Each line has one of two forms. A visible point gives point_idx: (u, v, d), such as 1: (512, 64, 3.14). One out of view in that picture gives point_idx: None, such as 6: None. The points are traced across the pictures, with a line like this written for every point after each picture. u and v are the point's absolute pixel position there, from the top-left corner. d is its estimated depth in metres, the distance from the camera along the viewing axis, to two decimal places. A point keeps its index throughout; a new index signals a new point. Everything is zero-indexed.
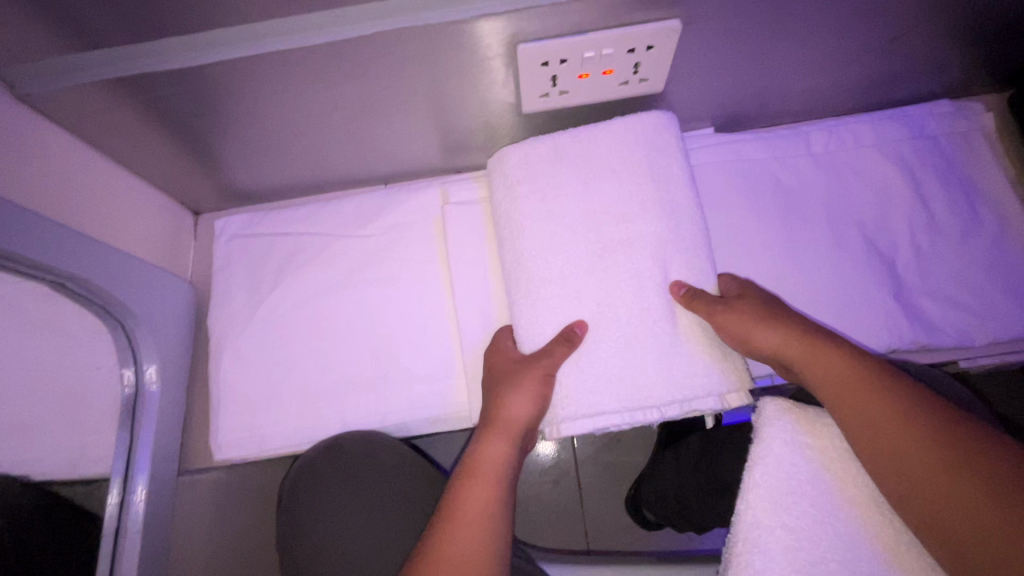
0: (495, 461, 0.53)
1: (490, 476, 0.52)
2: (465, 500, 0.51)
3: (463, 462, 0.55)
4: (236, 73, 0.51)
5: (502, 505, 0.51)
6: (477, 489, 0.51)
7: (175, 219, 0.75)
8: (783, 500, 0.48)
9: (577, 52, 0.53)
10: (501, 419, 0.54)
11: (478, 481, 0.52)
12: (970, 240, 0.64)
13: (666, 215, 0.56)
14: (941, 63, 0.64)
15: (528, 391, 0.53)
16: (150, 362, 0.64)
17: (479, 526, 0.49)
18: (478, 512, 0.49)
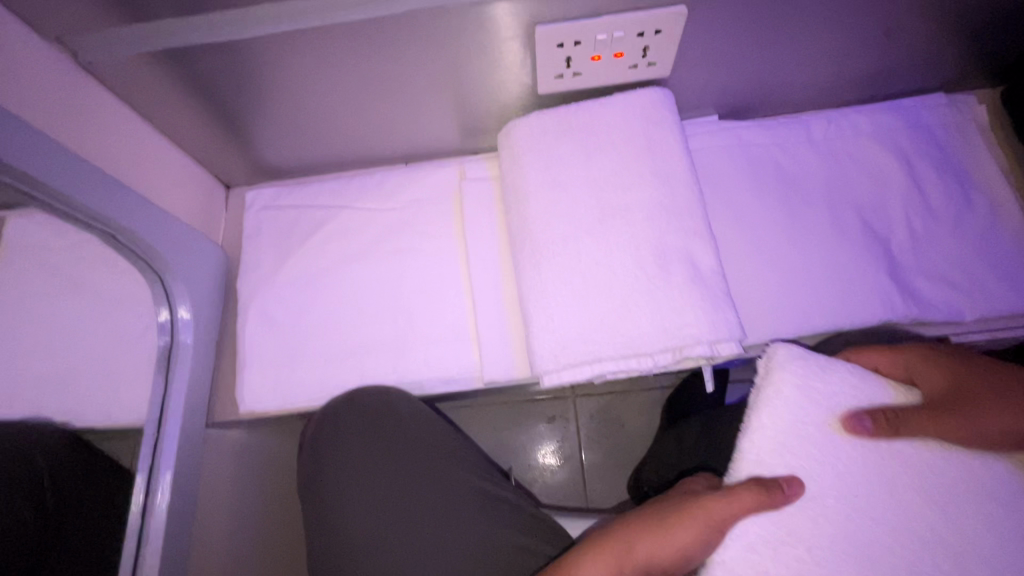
0: (631, 561, 0.51)
1: (616, 568, 0.51)
2: (583, 570, 0.51)
3: (603, 533, 0.54)
4: (275, 48, 0.56)
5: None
6: (599, 567, 0.51)
7: (209, 190, 0.80)
8: (782, 443, 0.51)
9: (591, 35, 0.57)
10: (631, 555, 0.52)
11: (607, 564, 0.51)
12: (963, 225, 0.67)
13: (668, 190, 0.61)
14: (935, 57, 0.67)
15: (685, 536, 0.50)
16: (185, 308, 0.70)
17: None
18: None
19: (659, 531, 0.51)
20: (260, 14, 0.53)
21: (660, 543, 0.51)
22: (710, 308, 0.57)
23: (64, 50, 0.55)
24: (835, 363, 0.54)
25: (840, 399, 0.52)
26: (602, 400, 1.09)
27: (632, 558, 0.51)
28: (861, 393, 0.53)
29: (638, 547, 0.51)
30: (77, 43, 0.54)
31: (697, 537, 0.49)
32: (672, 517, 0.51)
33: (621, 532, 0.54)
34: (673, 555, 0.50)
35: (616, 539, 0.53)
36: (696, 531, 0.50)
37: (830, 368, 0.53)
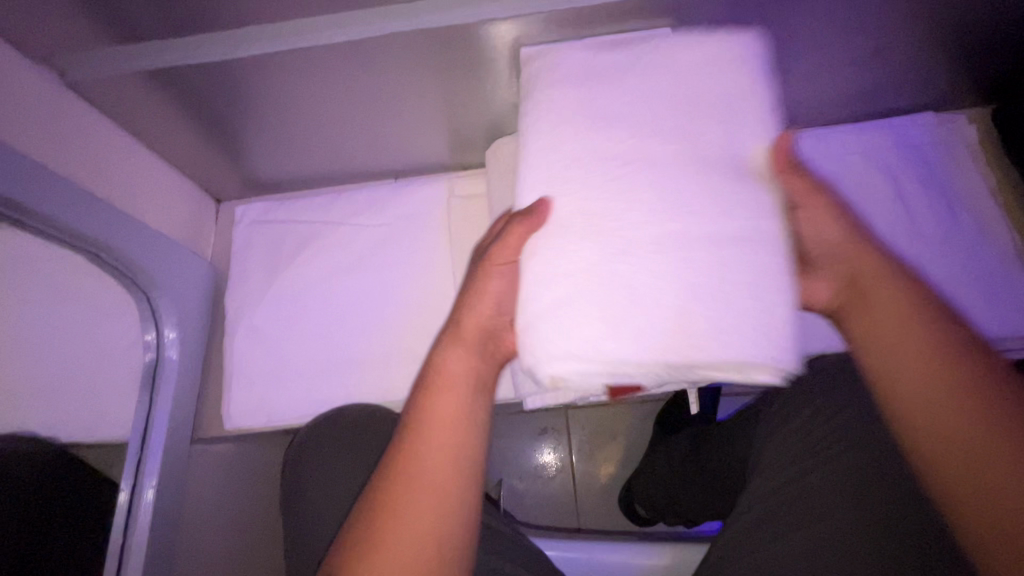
0: (475, 321, 0.52)
1: (470, 342, 0.51)
2: (445, 366, 0.50)
3: (452, 319, 0.55)
4: (261, 68, 0.57)
5: (479, 379, 0.50)
6: (457, 354, 0.50)
7: (199, 204, 0.80)
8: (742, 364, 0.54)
9: (576, 56, 0.57)
10: (461, 328, 0.51)
11: (463, 345, 0.51)
12: (949, 244, 0.67)
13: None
14: (924, 76, 0.67)
15: (491, 288, 0.52)
16: (171, 330, 0.69)
17: (457, 393, 0.48)
18: (455, 376, 0.49)
19: (477, 281, 0.53)
20: (246, 37, 0.53)
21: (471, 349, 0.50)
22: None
23: (51, 70, 0.55)
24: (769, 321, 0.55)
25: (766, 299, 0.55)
26: (594, 413, 1.09)
27: (451, 369, 0.49)
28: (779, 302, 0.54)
29: (449, 357, 0.50)
30: (64, 64, 0.55)
31: (501, 293, 0.52)
32: (482, 279, 0.53)
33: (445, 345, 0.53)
34: (452, 365, 0.50)
35: (445, 339, 0.51)
36: (497, 286, 0.52)
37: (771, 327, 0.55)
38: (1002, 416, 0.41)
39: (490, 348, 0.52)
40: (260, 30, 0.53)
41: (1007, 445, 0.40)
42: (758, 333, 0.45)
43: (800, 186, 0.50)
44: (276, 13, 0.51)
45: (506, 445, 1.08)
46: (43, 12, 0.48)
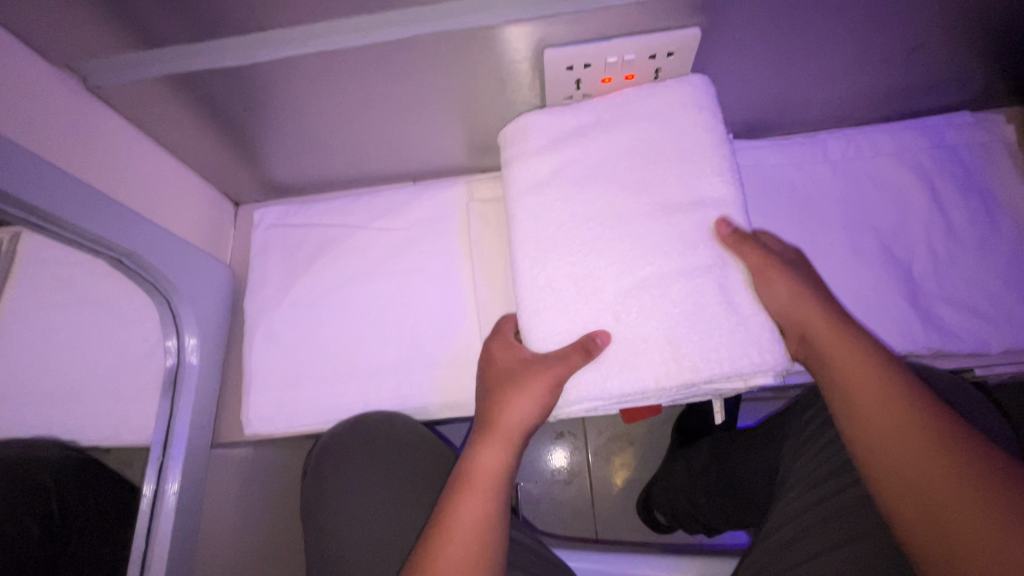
0: (511, 428, 0.55)
1: (502, 442, 0.55)
2: (478, 466, 0.54)
3: (484, 417, 0.57)
4: (280, 72, 0.56)
5: (506, 483, 0.54)
6: (493, 449, 0.55)
7: (217, 208, 0.80)
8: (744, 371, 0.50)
9: (601, 56, 0.56)
10: (500, 423, 0.55)
11: (496, 445, 0.55)
12: (988, 248, 0.64)
13: (704, 208, 0.54)
14: (961, 73, 0.64)
15: (530, 401, 0.53)
16: (191, 335, 0.68)
17: (488, 495, 0.52)
18: (487, 478, 0.53)
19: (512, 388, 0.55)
20: (266, 40, 0.52)
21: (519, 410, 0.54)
22: (741, 337, 0.50)
23: (74, 76, 0.55)
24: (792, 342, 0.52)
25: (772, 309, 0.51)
26: (611, 418, 1.07)
27: (502, 425, 0.55)
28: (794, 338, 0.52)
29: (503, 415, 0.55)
30: (87, 69, 0.55)
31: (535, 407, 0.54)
32: (522, 387, 0.54)
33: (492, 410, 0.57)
34: (512, 415, 0.55)
35: (485, 434, 0.56)
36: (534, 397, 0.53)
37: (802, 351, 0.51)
38: (960, 467, 0.42)
39: (519, 444, 0.56)
40: (280, 33, 0.52)
41: (963, 486, 0.41)
42: (735, 355, 0.49)
43: (750, 255, 0.51)
44: (296, 18, 0.50)
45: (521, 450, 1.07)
46: (67, 18, 0.48)
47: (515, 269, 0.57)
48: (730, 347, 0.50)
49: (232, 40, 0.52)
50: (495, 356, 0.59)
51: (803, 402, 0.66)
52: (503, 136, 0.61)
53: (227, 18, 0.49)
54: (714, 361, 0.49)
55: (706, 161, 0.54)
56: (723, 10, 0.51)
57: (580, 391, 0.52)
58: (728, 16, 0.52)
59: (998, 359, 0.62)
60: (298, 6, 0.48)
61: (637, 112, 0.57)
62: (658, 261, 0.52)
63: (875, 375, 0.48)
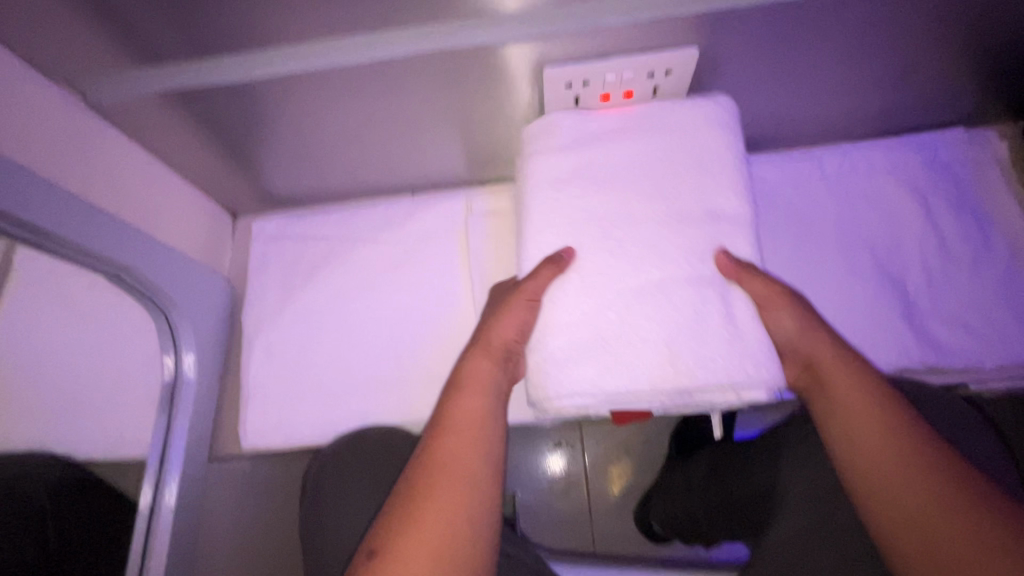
0: (498, 341, 0.55)
1: (493, 356, 0.55)
2: (471, 373, 0.54)
3: (474, 339, 0.57)
4: (281, 89, 0.56)
5: (497, 387, 0.54)
6: (483, 362, 0.55)
7: (215, 219, 0.80)
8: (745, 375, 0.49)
9: (600, 74, 0.57)
10: (488, 340, 0.55)
11: (486, 357, 0.55)
12: (981, 265, 0.65)
13: (702, 227, 0.54)
14: (955, 91, 0.65)
15: (515, 315, 0.54)
16: (189, 352, 0.68)
17: (482, 397, 0.52)
18: (478, 385, 0.53)
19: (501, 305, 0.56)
20: (268, 58, 0.53)
21: (505, 325, 0.54)
22: (739, 350, 0.50)
23: (73, 92, 0.55)
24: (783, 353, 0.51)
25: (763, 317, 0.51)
26: (608, 428, 1.07)
27: (491, 340, 0.55)
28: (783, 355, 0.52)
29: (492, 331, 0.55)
30: (87, 86, 0.55)
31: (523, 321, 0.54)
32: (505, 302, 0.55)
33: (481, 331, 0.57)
34: (502, 333, 0.55)
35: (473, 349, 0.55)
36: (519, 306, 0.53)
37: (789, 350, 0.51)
38: (957, 505, 0.41)
39: (509, 361, 0.56)
40: (281, 52, 0.52)
41: (945, 514, 0.41)
42: (731, 366, 0.50)
43: (757, 289, 0.50)
44: (297, 37, 0.50)
45: (519, 460, 1.06)
46: (70, 37, 0.48)
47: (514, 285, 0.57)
48: (727, 357, 0.50)
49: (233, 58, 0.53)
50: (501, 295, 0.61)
51: (801, 418, 0.66)
52: (525, 133, 0.61)
53: (230, 37, 0.49)
54: (709, 369, 0.50)
55: (707, 181, 0.55)
56: (722, 31, 0.52)
57: (575, 385, 0.51)
58: (726, 37, 0.53)
59: (992, 375, 0.63)
60: (299, 26, 0.49)
61: (650, 127, 0.58)
62: (663, 268, 0.53)
63: (866, 397, 0.48)
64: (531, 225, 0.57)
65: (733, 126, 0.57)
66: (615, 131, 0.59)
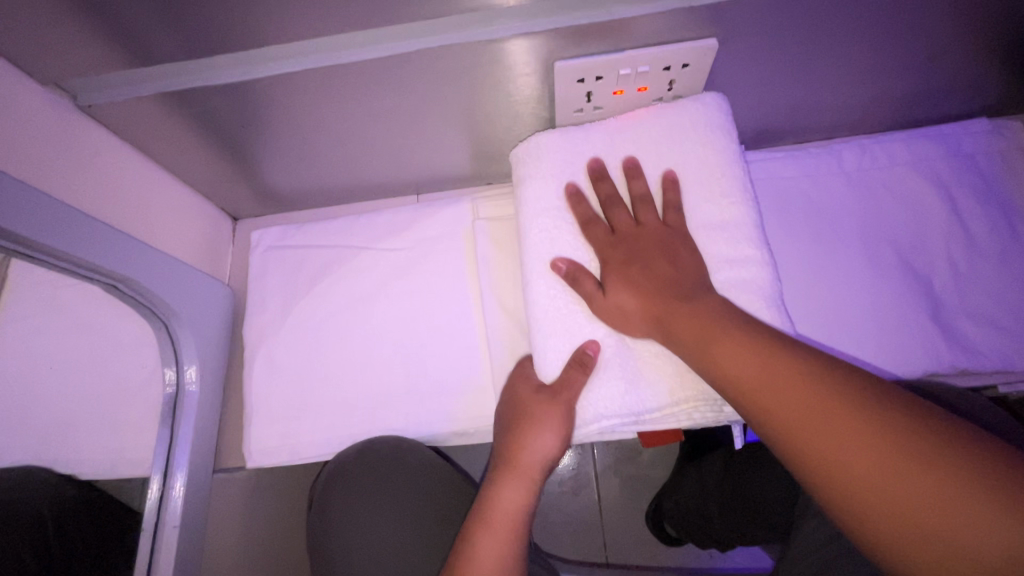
0: (530, 460, 0.52)
1: (521, 480, 0.52)
2: (498, 501, 0.51)
3: (502, 454, 0.54)
4: (280, 89, 0.54)
5: (526, 520, 0.51)
6: (510, 487, 0.52)
7: (215, 224, 0.78)
8: None
9: (613, 69, 0.54)
10: (519, 459, 0.53)
11: (515, 482, 0.52)
12: (1010, 261, 0.62)
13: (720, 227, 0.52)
14: (979, 80, 0.63)
15: (546, 432, 0.52)
16: (190, 362, 0.66)
17: (508, 533, 0.50)
18: (508, 517, 0.51)
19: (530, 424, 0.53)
20: (266, 55, 0.50)
21: (539, 444, 0.52)
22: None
23: (63, 94, 0.53)
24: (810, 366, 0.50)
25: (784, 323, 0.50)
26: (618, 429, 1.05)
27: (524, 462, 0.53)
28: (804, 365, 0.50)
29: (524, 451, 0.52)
30: (78, 87, 0.53)
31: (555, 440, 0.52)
32: (536, 413, 0.53)
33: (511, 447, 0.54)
34: (535, 449, 0.52)
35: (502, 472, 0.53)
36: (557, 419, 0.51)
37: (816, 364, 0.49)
38: (944, 470, 0.33)
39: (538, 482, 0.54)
40: (280, 50, 0.50)
41: (934, 483, 0.33)
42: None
43: (620, 227, 0.53)
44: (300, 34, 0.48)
45: None
46: (58, 38, 0.46)
47: (527, 290, 0.56)
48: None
49: (231, 57, 0.50)
50: (517, 388, 0.57)
51: None
52: (514, 155, 0.60)
53: (226, 35, 0.47)
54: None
55: (715, 189, 0.54)
56: (740, 20, 0.50)
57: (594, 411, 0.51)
58: (744, 26, 0.51)
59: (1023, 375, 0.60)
60: (299, 22, 0.46)
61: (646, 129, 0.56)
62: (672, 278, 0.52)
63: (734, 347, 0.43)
64: (540, 229, 0.56)
65: (732, 125, 0.55)
66: (609, 145, 0.57)
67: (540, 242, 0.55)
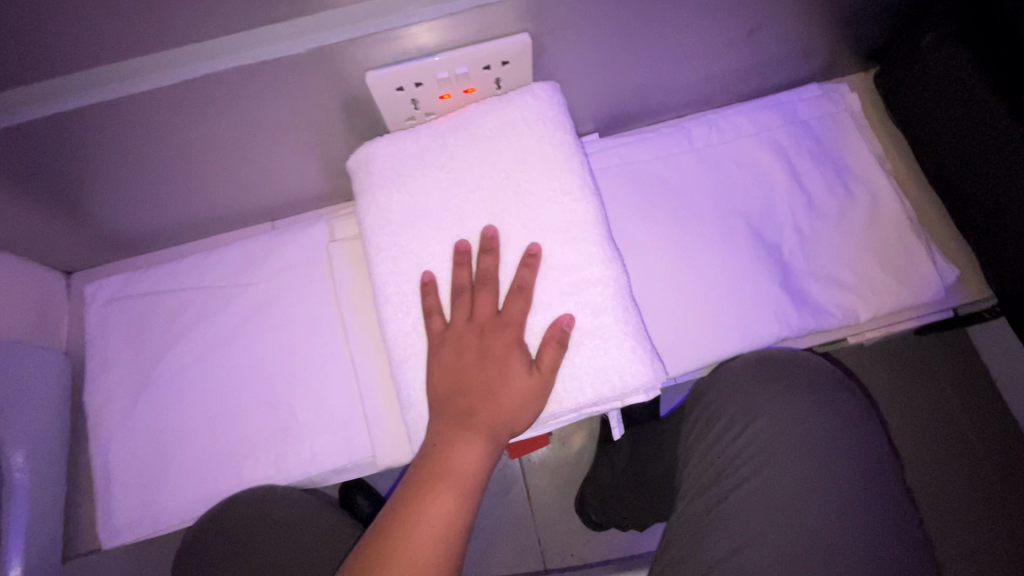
0: (499, 420, 0.48)
1: (461, 491, 0.47)
2: (457, 457, 0.47)
3: (464, 403, 0.49)
4: (59, 129, 0.49)
5: (482, 479, 0.48)
6: (471, 444, 0.48)
7: (42, 283, 0.69)
8: (625, 388, 0.49)
9: (432, 73, 0.52)
10: (486, 414, 0.48)
11: (475, 439, 0.48)
12: (847, 219, 0.65)
13: (565, 224, 0.51)
14: (800, 47, 0.66)
15: (520, 387, 0.48)
16: (16, 451, 0.56)
17: (462, 496, 0.46)
18: (464, 478, 0.47)
19: (465, 430, 0.48)
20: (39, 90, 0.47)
21: (516, 398, 0.48)
22: (599, 365, 0.49)
23: None
24: (647, 354, 0.49)
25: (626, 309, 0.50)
26: None
27: (493, 418, 0.48)
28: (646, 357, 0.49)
29: (500, 405, 0.48)
30: None
31: (484, 448, 0.48)
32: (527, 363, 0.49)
33: (483, 396, 0.49)
34: (509, 408, 0.48)
35: (469, 426, 0.48)
36: (529, 386, 0.48)
37: (644, 356, 0.49)
38: None
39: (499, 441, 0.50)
40: (54, 84, 0.47)
41: None
42: (597, 381, 0.49)
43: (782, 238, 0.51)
44: (72, 58, 0.45)
45: None
46: None
47: (380, 310, 0.54)
48: (592, 373, 0.49)
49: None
50: (489, 337, 0.51)
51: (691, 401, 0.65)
52: (350, 165, 0.56)
53: None
54: (576, 389, 0.50)
55: (562, 183, 0.52)
56: (549, 12, 0.49)
57: None
58: (556, 17, 0.50)
59: (867, 325, 0.64)
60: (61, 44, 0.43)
61: (477, 127, 0.54)
62: (518, 281, 0.50)
63: None
64: (384, 250, 0.54)
65: (567, 115, 0.54)
66: (443, 147, 0.54)
67: (383, 263, 0.53)
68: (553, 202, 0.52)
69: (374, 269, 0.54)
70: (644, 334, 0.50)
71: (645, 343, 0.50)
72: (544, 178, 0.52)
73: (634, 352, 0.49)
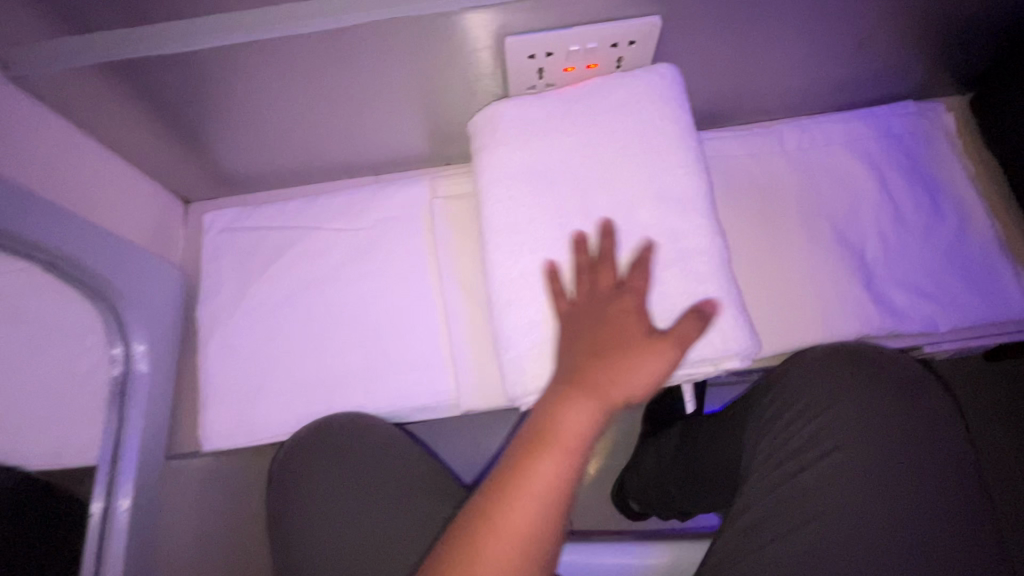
0: (614, 388, 0.49)
1: (568, 452, 0.46)
2: (568, 418, 0.47)
3: (580, 369, 0.49)
4: (220, 62, 0.54)
5: (589, 446, 0.47)
6: (583, 408, 0.47)
7: (165, 207, 0.76)
8: (723, 350, 0.52)
9: (564, 46, 0.56)
10: (601, 380, 0.49)
11: (586, 404, 0.48)
12: (933, 234, 0.67)
13: (673, 199, 0.55)
14: (905, 64, 0.68)
15: (649, 363, 0.49)
16: (140, 342, 0.64)
17: (568, 457, 0.46)
18: (573, 439, 0.46)
19: (579, 393, 0.48)
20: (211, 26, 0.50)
21: (630, 367, 0.49)
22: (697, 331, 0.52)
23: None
24: (739, 326, 0.52)
25: (725, 279, 0.54)
26: None
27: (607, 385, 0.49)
28: (741, 329, 0.52)
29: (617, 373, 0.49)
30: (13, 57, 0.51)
31: (593, 413, 0.47)
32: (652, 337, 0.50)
33: (597, 363, 0.49)
34: (628, 377, 0.49)
35: (583, 389, 0.48)
36: (654, 358, 0.49)
37: (738, 328, 0.52)
38: None
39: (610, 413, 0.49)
40: (229, 19, 0.50)
41: None
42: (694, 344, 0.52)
43: None
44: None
45: None
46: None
47: (485, 261, 0.58)
48: None
49: (177, 25, 0.50)
50: (613, 310, 0.52)
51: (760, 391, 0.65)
52: (472, 127, 0.60)
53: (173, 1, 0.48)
54: None
55: (673, 160, 0.55)
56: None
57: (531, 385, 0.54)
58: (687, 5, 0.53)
59: (945, 336, 0.65)
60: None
61: (596, 103, 0.57)
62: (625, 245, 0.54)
63: None
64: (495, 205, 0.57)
65: (682, 98, 0.57)
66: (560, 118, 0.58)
67: (495, 217, 0.57)
68: (663, 177, 0.55)
69: (485, 222, 0.57)
70: (741, 309, 0.53)
71: (741, 314, 0.53)
72: (657, 155, 0.56)
73: (731, 322, 0.52)
